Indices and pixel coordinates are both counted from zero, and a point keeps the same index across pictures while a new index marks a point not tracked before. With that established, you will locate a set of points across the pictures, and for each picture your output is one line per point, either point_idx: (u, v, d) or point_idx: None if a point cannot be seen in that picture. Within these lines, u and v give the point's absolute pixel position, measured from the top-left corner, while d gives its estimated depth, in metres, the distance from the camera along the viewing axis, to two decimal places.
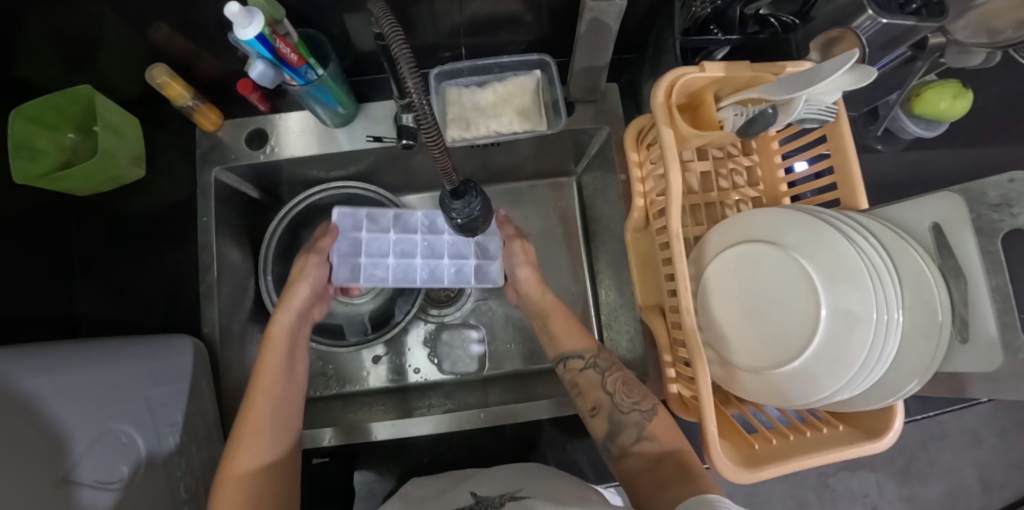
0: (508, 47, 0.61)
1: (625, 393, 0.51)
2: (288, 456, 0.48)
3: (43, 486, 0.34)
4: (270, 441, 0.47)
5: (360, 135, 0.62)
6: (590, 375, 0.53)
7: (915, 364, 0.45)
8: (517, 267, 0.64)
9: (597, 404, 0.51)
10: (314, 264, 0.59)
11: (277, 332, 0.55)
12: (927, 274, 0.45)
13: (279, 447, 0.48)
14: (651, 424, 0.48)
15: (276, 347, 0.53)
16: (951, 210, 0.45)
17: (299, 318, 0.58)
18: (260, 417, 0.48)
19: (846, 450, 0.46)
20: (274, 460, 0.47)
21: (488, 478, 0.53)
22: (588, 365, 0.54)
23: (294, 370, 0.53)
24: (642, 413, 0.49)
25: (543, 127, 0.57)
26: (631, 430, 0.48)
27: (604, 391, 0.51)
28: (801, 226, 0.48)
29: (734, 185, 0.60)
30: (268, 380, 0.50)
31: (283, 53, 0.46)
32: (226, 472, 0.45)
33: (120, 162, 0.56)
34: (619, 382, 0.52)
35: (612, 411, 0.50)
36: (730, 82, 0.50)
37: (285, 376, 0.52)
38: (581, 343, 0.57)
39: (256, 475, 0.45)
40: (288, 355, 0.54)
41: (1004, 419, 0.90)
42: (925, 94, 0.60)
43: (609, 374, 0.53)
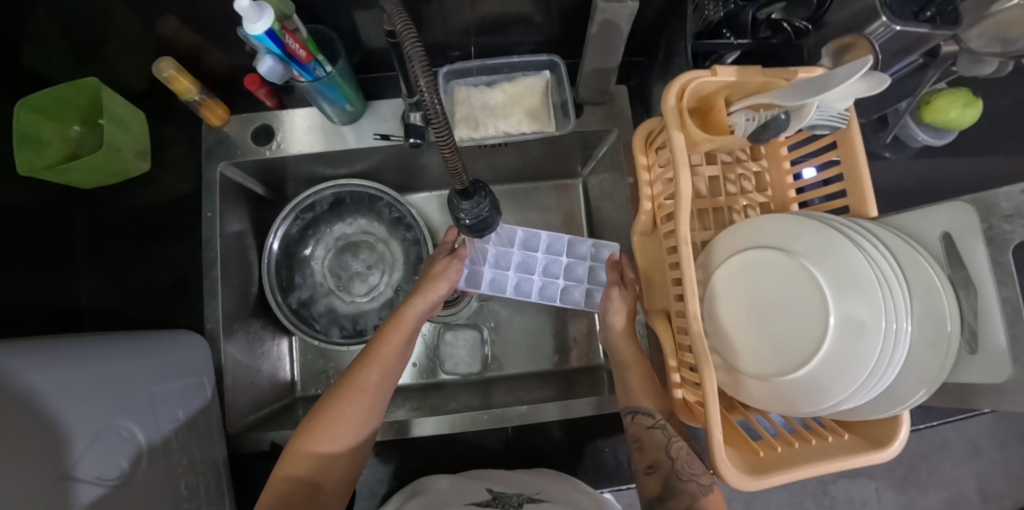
0: (519, 47, 0.61)
1: (687, 461, 0.49)
2: (371, 423, 0.50)
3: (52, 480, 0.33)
4: (368, 403, 0.49)
5: (367, 132, 0.62)
6: (656, 434, 0.51)
7: (923, 374, 0.44)
8: (613, 314, 0.60)
9: (656, 464, 0.50)
10: (455, 271, 0.61)
11: (409, 312, 0.57)
12: (936, 283, 0.44)
13: (368, 415, 0.49)
14: (707, 498, 0.46)
15: (401, 327, 0.56)
16: (963, 219, 0.44)
17: (428, 303, 0.59)
18: (370, 382, 0.50)
19: (852, 458, 0.46)
20: (361, 423, 0.49)
21: (505, 479, 0.53)
22: (657, 424, 0.52)
23: (407, 352, 0.56)
24: (701, 486, 0.47)
25: (552, 128, 0.57)
26: (684, 498, 0.47)
27: (667, 454, 0.50)
28: (811, 233, 0.48)
29: (742, 190, 0.59)
30: (389, 353, 0.53)
31: (292, 49, 0.46)
32: (325, 409, 0.48)
33: (125, 155, 0.55)
34: (685, 449, 0.50)
35: (669, 475, 0.48)
36: (741, 87, 0.50)
37: (397, 359, 0.54)
38: (653, 399, 0.54)
39: (353, 423, 0.48)
40: (406, 339, 0.55)
41: (1005, 429, 0.90)
42: (936, 103, 0.59)
43: (675, 439, 0.51)
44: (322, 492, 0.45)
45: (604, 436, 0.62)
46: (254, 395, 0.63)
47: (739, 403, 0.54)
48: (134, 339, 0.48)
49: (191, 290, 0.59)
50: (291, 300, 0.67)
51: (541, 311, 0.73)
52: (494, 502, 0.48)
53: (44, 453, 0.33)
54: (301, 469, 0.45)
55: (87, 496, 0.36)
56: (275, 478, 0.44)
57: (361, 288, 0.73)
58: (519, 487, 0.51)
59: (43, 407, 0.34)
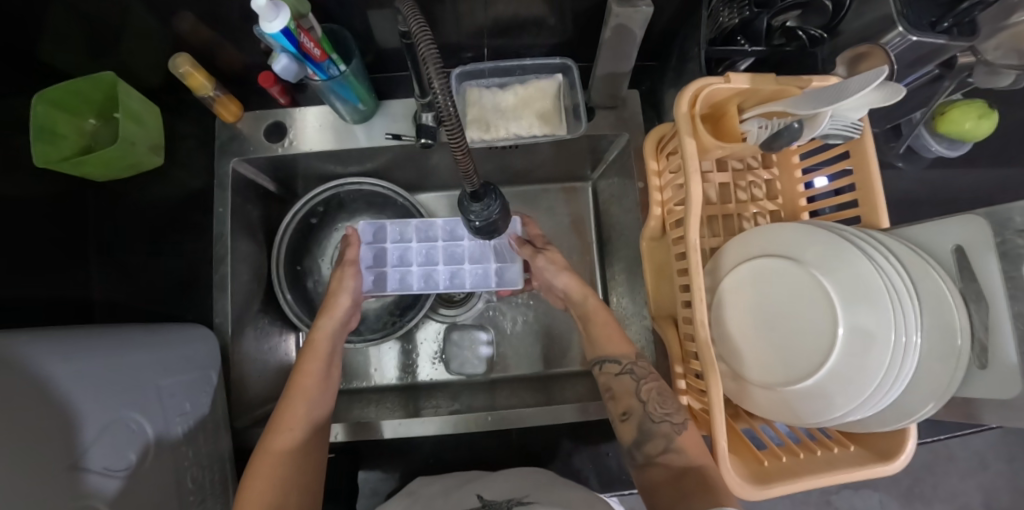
0: (531, 50, 0.61)
1: (658, 403, 0.50)
2: (315, 453, 0.48)
3: (61, 470, 0.34)
4: (302, 437, 0.48)
5: (378, 132, 0.61)
6: (625, 380, 0.54)
7: (933, 387, 0.44)
8: (556, 274, 0.63)
9: (629, 410, 0.52)
10: (351, 276, 0.61)
11: (320, 338, 0.57)
12: (946, 295, 0.44)
13: (308, 446, 0.48)
14: (680, 437, 0.47)
15: (318, 351, 0.55)
16: (976, 233, 0.44)
17: (339, 326, 0.59)
18: (297, 415, 0.49)
19: (857, 470, 0.46)
20: (304, 455, 0.47)
21: (495, 483, 0.52)
22: (625, 370, 0.54)
23: (331, 378, 0.55)
24: (674, 426, 0.48)
25: (562, 132, 0.57)
26: (659, 440, 0.48)
27: (637, 398, 0.52)
28: (820, 242, 0.48)
29: (753, 197, 0.59)
30: (308, 383, 0.52)
31: (307, 47, 0.47)
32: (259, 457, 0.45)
33: (139, 149, 0.56)
34: (654, 391, 0.52)
35: (642, 420, 0.50)
36: (754, 94, 0.50)
37: (320, 382, 0.53)
38: (620, 347, 0.56)
39: (293, 458, 0.46)
40: (325, 361, 0.55)
41: (1013, 445, 0.89)
42: (949, 113, 0.59)
43: (645, 382, 0.53)
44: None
45: (607, 440, 0.62)
46: (260, 390, 0.63)
47: (744, 411, 0.54)
48: (143, 332, 0.49)
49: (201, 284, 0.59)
50: (299, 296, 0.67)
51: (547, 313, 0.73)
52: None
53: (53, 443, 0.34)
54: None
55: (94, 488, 0.36)
56: None
57: None
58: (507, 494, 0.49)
59: (54, 397, 0.35)
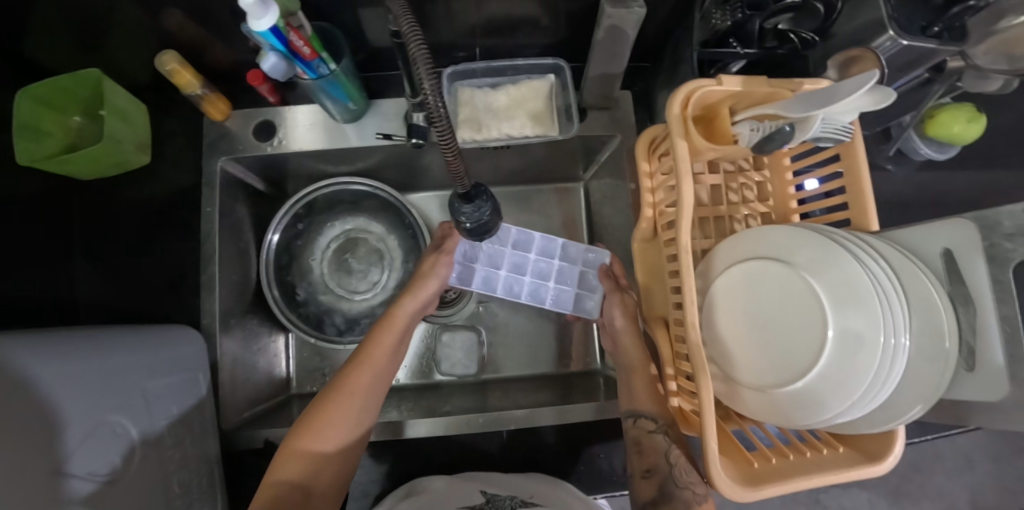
0: (523, 49, 0.60)
1: (686, 466, 0.46)
2: (366, 419, 0.50)
3: (42, 477, 0.33)
4: (361, 403, 0.49)
5: (370, 132, 0.60)
6: (656, 438, 0.49)
7: (920, 390, 0.44)
8: (614, 316, 0.60)
9: (653, 468, 0.48)
10: (444, 265, 0.61)
11: (399, 313, 0.57)
12: (935, 299, 0.44)
13: (361, 415, 0.49)
14: (702, 507, 0.44)
15: (393, 326, 0.55)
16: (964, 236, 0.44)
17: (419, 306, 0.59)
18: (361, 381, 0.50)
19: (847, 472, 0.46)
20: (355, 423, 0.49)
21: (501, 481, 0.54)
22: (658, 429, 0.50)
23: (399, 353, 0.55)
24: (695, 495, 0.45)
25: (554, 132, 0.56)
26: (679, 506, 0.45)
27: (665, 459, 0.48)
28: (811, 244, 0.48)
29: (744, 199, 0.59)
30: (378, 353, 0.53)
31: (296, 46, 0.46)
32: (318, 411, 0.48)
33: (125, 147, 0.55)
34: (684, 455, 0.47)
35: (666, 480, 0.47)
36: (745, 96, 0.50)
37: (390, 355, 0.54)
38: (655, 401, 0.52)
39: (347, 422, 0.48)
40: (395, 335, 0.55)
41: (998, 444, 0.90)
42: (939, 117, 0.60)
43: (675, 443, 0.49)
44: (314, 495, 0.45)
45: (598, 441, 0.62)
46: (250, 392, 0.62)
47: (735, 413, 0.54)
48: (131, 333, 0.48)
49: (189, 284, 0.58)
50: (288, 296, 0.66)
51: (540, 314, 0.73)
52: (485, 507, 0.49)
53: (39, 447, 0.33)
54: (295, 474, 0.44)
55: (78, 493, 0.36)
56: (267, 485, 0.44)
57: (363, 286, 0.71)
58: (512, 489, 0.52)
59: (39, 401, 0.34)
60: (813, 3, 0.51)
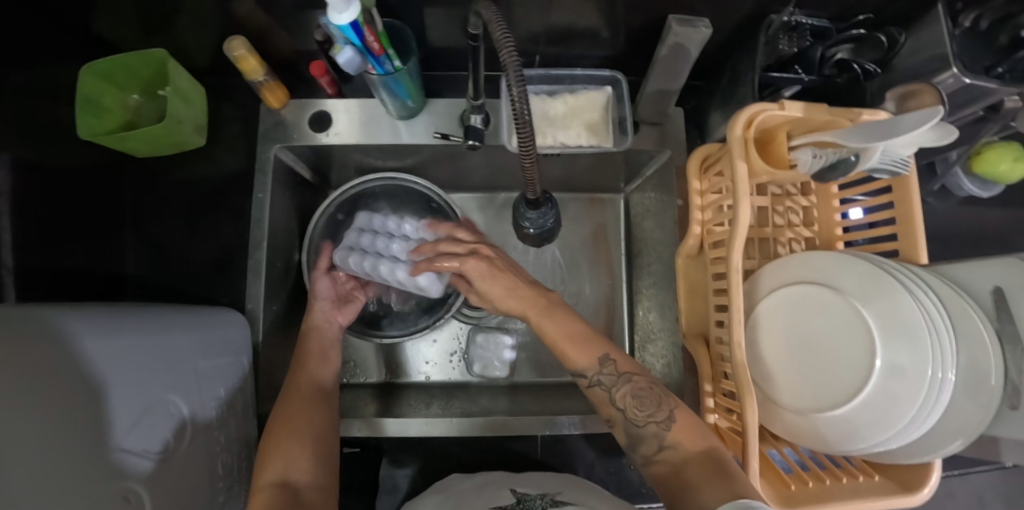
0: (581, 59, 0.61)
1: (637, 408, 0.45)
2: (326, 411, 0.51)
3: (94, 455, 0.33)
4: (308, 400, 0.51)
5: (424, 130, 0.61)
6: (597, 392, 0.47)
7: (963, 424, 0.45)
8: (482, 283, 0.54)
9: (611, 418, 0.47)
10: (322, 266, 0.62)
11: (318, 322, 0.59)
12: (985, 336, 0.45)
13: (316, 407, 0.50)
14: (671, 434, 0.43)
15: (312, 351, 0.57)
16: (1018, 276, 0.45)
17: (328, 317, 0.60)
18: (306, 384, 0.53)
19: (882, 499, 0.47)
20: (312, 417, 0.49)
21: (529, 479, 0.53)
22: (594, 383, 0.47)
23: (332, 357, 0.58)
24: (659, 425, 0.44)
25: (609, 143, 0.57)
26: (650, 442, 0.44)
27: (615, 407, 0.46)
28: (863, 274, 0.49)
29: (789, 222, 0.59)
30: (313, 361, 0.55)
31: (367, 42, 0.47)
32: (274, 418, 0.48)
33: (184, 128, 0.56)
34: (631, 397, 0.46)
35: (626, 426, 0.45)
36: (803, 123, 0.51)
37: (321, 358, 0.56)
38: (581, 354, 0.48)
39: (302, 415, 0.49)
40: (321, 358, 0.56)
41: (1011, 484, 0.91)
42: (987, 153, 0.60)
43: (618, 388, 0.46)
44: (304, 489, 0.43)
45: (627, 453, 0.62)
46: (285, 379, 0.63)
47: (770, 433, 0.55)
48: (183, 314, 0.49)
49: (235, 268, 0.59)
50: None
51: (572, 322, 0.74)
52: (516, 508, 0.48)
53: (93, 421, 0.33)
54: (280, 471, 0.44)
55: (133, 469, 0.36)
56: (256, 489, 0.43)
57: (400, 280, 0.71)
58: (542, 488, 0.51)
59: (99, 373, 0.35)
60: (876, 35, 0.53)
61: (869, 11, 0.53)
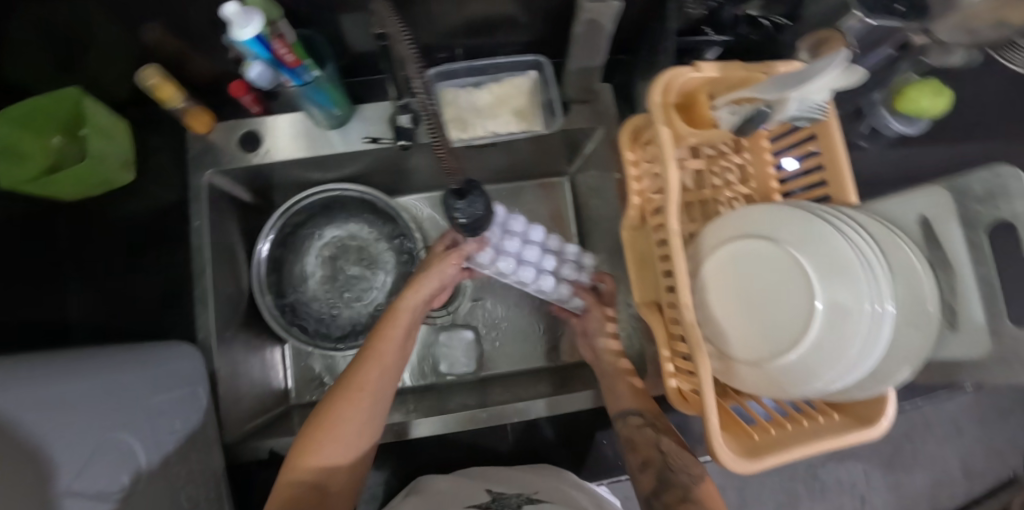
0: (504, 47, 0.61)
1: (678, 454, 0.49)
2: (379, 416, 0.49)
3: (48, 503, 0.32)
4: (373, 401, 0.48)
5: (355, 137, 0.60)
6: (646, 432, 0.52)
7: (907, 352, 0.46)
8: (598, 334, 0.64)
9: (648, 460, 0.50)
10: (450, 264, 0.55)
11: (405, 309, 0.53)
12: (916, 265, 0.47)
13: (373, 413, 0.48)
14: (700, 487, 0.46)
15: (388, 337, 0.51)
16: (938, 204, 0.47)
17: (423, 301, 0.54)
18: (369, 380, 0.48)
19: (842, 437, 0.48)
20: (365, 424, 0.48)
21: (505, 478, 0.55)
22: (646, 422, 0.52)
23: (406, 346, 0.53)
24: (692, 477, 0.47)
25: (540, 128, 0.58)
26: (679, 490, 0.46)
27: (657, 449, 0.50)
28: (797, 222, 0.50)
29: (727, 182, 0.61)
30: (386, 348, 0.51)
31: (281, 54, 0.47)
32: (326, 414, 0.47)
33: (109, 165, 0.55)
34: (675, 444, 0.50)
35: (662, 469, 0.48)
36: (722, 81, 0.51)
37: (398, 351, 0.52)
38: (637, 399, 0.55)
39: (359, 422, 0.47)
40: (396, 351, 0.51)
41: (979, 410, 0.96)
42: (909, 92, 0.61)
43: (664, 435, 0.51)
44: (330, 493, 0.46)
45: (600, 428, 0.62)
46: (250, 404, 0.62)
47: (732, 389, 0.55)
48: (126, 353, 0.48)
49: (183, 299, 0.58)
50: (280, 307, 0.65)
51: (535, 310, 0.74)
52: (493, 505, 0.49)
53: (50, 471, 0.32)
54: (310, 477, 0.45)
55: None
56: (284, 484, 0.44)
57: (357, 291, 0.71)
58: (519, 486, 0.52)
59: (42, 423, 0.34)
60: None
61: None
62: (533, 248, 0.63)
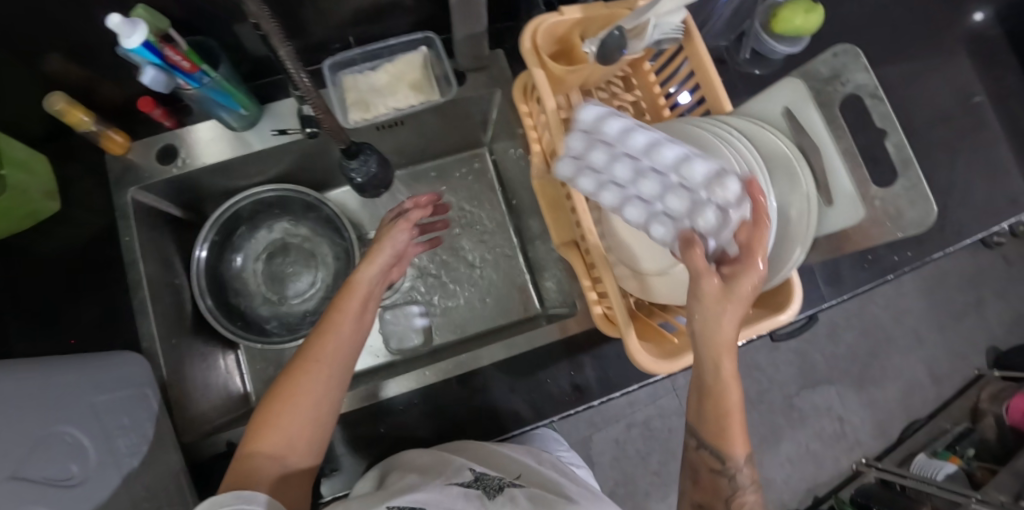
0: (395, 31, 0.65)
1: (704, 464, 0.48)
2: (340, 383, 0.51)
3: None
4: (332, 366, 0.51)
5: (267, 132, 0.63)
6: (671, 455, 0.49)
7: (796, 235, 0.49)
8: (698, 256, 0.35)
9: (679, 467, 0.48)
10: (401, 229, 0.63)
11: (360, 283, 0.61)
12: (786, 153, 0.50)
13: (333, 379, 0.50)
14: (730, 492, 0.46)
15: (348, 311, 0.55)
16: (796, 92, 0.50)
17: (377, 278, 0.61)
18: (328, 348, 0.51)
19: (757, 324, 0.51)
20: (327, 388, 0.49)
21: (489, 462, 0.49)
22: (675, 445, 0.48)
23: (363, 318, 0.58)
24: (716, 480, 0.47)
25: (437, 97, 0.61)
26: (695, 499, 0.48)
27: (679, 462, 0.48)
28: (682, 138, 0.53)
29: (624, 119, 0.64)
30: (344, 320, 0.54)
31: (174, 60, 0.50)
32: (286, 383, 0.48)
33: (32, 196, 0.58)
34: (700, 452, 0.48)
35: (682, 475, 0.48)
36: (591, 22, 0.55)
37: (356, 323, 0.56)
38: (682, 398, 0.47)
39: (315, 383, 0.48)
40: (355, 319, 0.56)
41: (921, 325, 1.12)
42: (782, 13, 0.66)
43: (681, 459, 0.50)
44: (287, 462, 0.46)
45: (543, 368, 0.62)
46: (208, 408, 0.64)
47: (657, 307, 0.57)
48: (68, 361, 0.49)
49: (123, 313, 0.59)
50: (228, 311, 0.68)
51: (473, 277, 0.76)
52: (475, 484, 0.40)
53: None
54: (268, 445, 0.45)
55: (37, 493, 0.37)
56: (245, 456, 0.44)
57: (299, 288, 0.73)
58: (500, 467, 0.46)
59: None
60: None
61: None
62: (651, 178, 0.41)
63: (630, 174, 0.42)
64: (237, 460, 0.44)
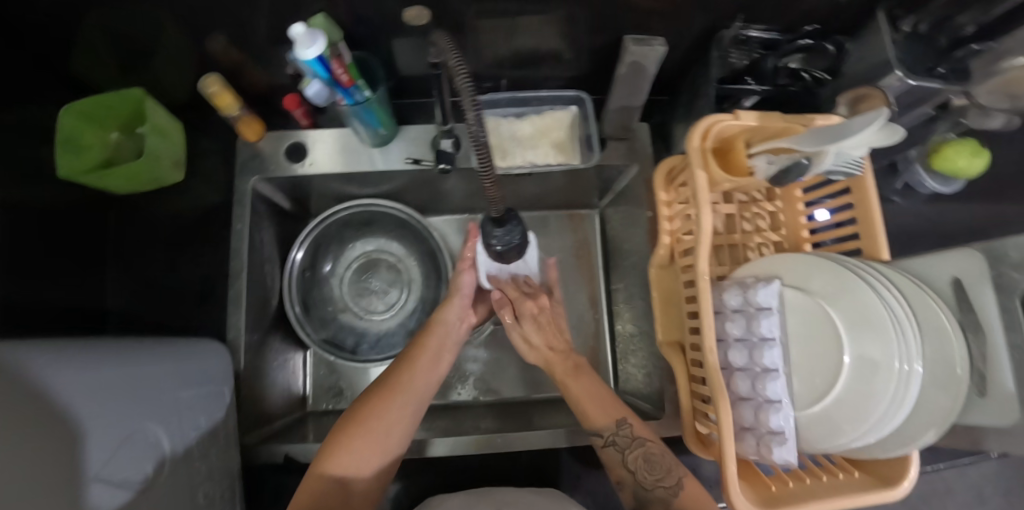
0: (547, 81, 0.63)
1: (647, 470, 0.48)
2: (410, 413, 0.52)
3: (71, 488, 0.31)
4: (408, 393, 0.53)
5: (397, 156, 0.63)
6: (610, 452, 0.51)
7: (935, 415, 0.44)
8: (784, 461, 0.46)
9: (620, 480, 0.50)
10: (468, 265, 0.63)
11: (443, 320, 0.61)
12: (946, 326, 0.45)
13: (404, 412, 0.52)
14: (678, 500, 0.45)
15: (425, 350, 0.58)
16: (973, 267, 0.46)
17: (459, 317, 0.63)
18: (406, 381, 0.54)
19: (865, 496, 0.47)
20: (398, 420, 0.51)
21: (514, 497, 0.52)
22: (608, 442, 0.51)
23: (442, 358, 0.59)
24: (668, 490, 0.46)
25: (576, 161, 0.60)
26: (657, 507, 0.46)
27: (626, 468, 0.50)
28: (828, 273, 0.49)
29: (757, 228, 0.61)
30: (424, 356, 0.57)
31: (337, 74, 0.49)
32: (364, 407, 0.51)
33: (162, 163, 0.57)
34: (641, 458, 0.49)
35: (635, 489, 0.48)
36: (760, 130, 0.52)
37: (434, 359, 0.58)
38: (604, 413, 0.52)
39: (391, 414, 0.51)
40: (433, 356, 0.58)
41: None
42: (944, 151, 0.61)
43: (630, 450, 0.50)
44: (353, 491, 0.47)
45: None
46: (268, 409, 0.63)
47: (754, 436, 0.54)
48: (156, 349, 0.48)
49: (215, 298, 0.60)
50: (309, 313, 0.68)
51: None
52: None
53: (72, 454, 0.32)
54: (339, 466, 0.46)
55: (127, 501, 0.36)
56: (316, 472, 0.46)
57: (380, 306, 0.73)
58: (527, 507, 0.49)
59: (73, 412, 0.34)
60: (824, 44, 0.55)
61: (815, 22, 0.54)
62: (743, 351, 0.51)
63: (765, 336, 0.49)
64: (309, 475, 0.46)
